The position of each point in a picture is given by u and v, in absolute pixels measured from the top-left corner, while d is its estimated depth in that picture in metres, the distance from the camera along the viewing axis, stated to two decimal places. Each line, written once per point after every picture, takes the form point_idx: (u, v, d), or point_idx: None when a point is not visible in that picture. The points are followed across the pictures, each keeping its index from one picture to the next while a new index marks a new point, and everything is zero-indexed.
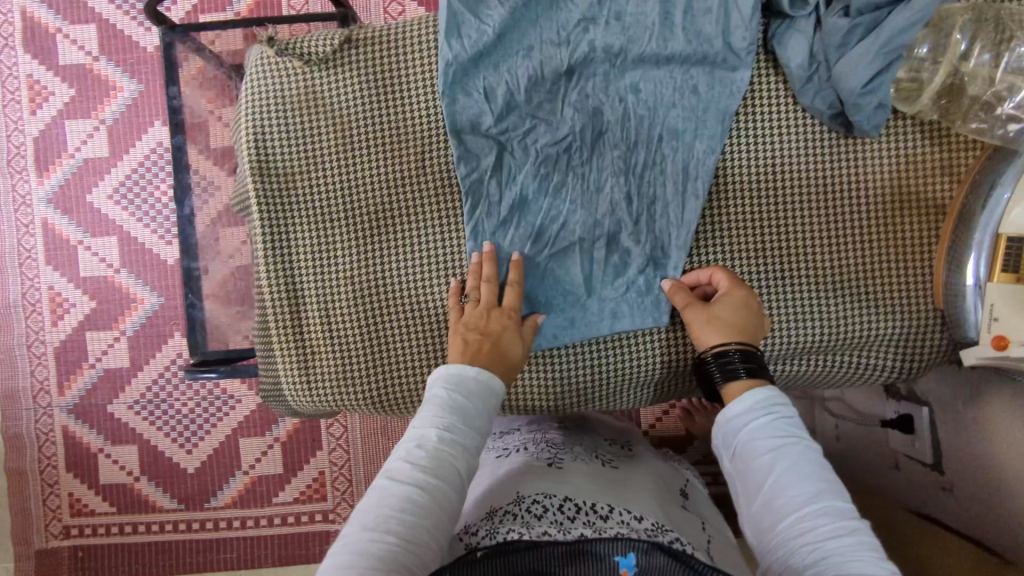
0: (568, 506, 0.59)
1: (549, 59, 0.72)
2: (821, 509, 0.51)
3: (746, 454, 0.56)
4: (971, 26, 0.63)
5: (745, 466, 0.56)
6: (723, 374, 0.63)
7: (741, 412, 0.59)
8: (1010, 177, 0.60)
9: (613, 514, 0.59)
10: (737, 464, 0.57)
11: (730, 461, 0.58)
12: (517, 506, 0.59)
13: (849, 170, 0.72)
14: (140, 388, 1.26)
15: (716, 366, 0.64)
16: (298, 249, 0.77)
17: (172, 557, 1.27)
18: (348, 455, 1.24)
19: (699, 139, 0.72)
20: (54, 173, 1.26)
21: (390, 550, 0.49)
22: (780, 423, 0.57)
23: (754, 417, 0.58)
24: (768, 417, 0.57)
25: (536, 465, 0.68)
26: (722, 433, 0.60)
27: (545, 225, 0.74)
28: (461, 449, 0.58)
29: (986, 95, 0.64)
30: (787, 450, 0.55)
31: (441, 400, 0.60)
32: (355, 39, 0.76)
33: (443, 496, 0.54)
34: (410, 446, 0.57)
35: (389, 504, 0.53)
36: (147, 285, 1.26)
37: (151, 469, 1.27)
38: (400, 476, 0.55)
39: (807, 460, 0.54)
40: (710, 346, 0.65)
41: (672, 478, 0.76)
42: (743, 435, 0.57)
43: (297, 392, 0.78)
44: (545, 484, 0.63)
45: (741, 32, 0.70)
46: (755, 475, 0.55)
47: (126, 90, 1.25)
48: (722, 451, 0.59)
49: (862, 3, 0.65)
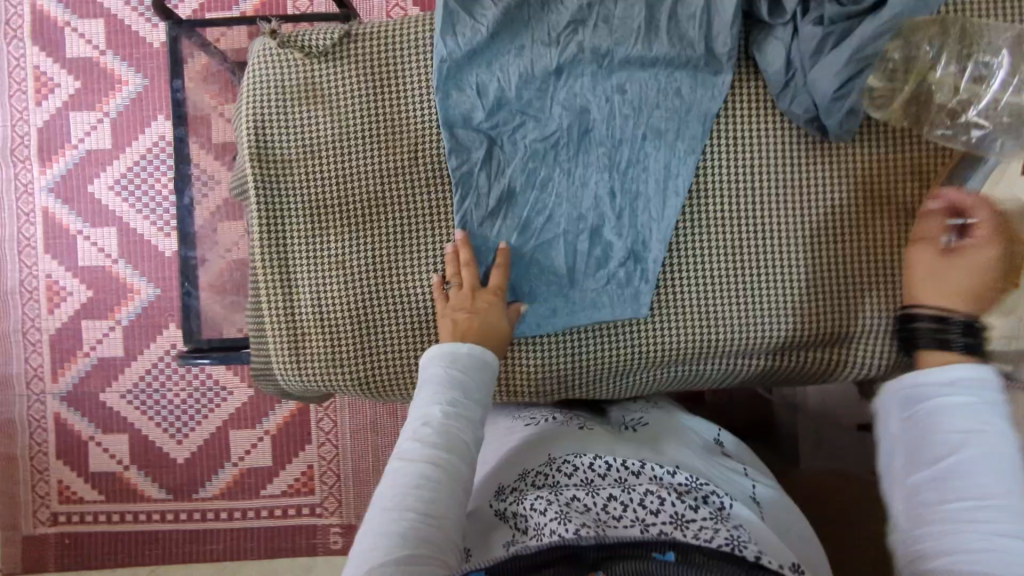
0: (599, 463, 0.63)
1: (539, 58, 0.76)
2: (1004, 508, 0.46)
3: (931, 424, 0.51)
4: (938, 40, 0.68)
5: (924, 436, 0.51)
6: (936, 340, 0.58)
7: (937, 381, 0.52)
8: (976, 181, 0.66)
9: (645, 469, 0.62)
10: (913, 431, 0.52)
11: (901, 424, 0.53)
12: (548, 467, 0.63)
13: (824, 172, 0.75)
14: (133, 376, 1.28)
15: (932, 333, 0.58)
16: (293, 235, 0.80)
17: (158, 546, 1.28)
18: (337, 449, 1.25)
19: (681, 139, 0.75)
20: (57, 164, 1.29)
21: (414, 526, 0.52)
22: (981, 405, 0.50)
23: (946, 391, 0.52)
24: (972, 396, 0.51)
25: (567, 428, 0.70)
26: (902, 393, 0.54)
27: (532, 217, 0.77)
28: (465, 420, 0.60)
29: (952, 102, 0.69)
30: (983, 436, 0.49)
31: (441, 379, 0.63)
32: (355, 34, 0.79)
33: (454, 468, 0.57)
34: (417, 425, 0.59)
35: (405, 482, 0.55)
36: (144, 275, 1.28)
37: (142, 458, 1.29)
38: (411, 455, 0.57)
39: (1001, 451, 0.48)
40: (927, 310, 0.60)
41: (706, 427, 0.76)
42: (931, 405, 0.51)
43: (287, 371, 0.80)
44: (576, 445, 0.66)
45: (723, 37, 0.73)
46: (934, 449, 0.50)
47: (131, 84, 1.28)
48: (892, 411, 0.54)
49: (835, 12, 0.68)
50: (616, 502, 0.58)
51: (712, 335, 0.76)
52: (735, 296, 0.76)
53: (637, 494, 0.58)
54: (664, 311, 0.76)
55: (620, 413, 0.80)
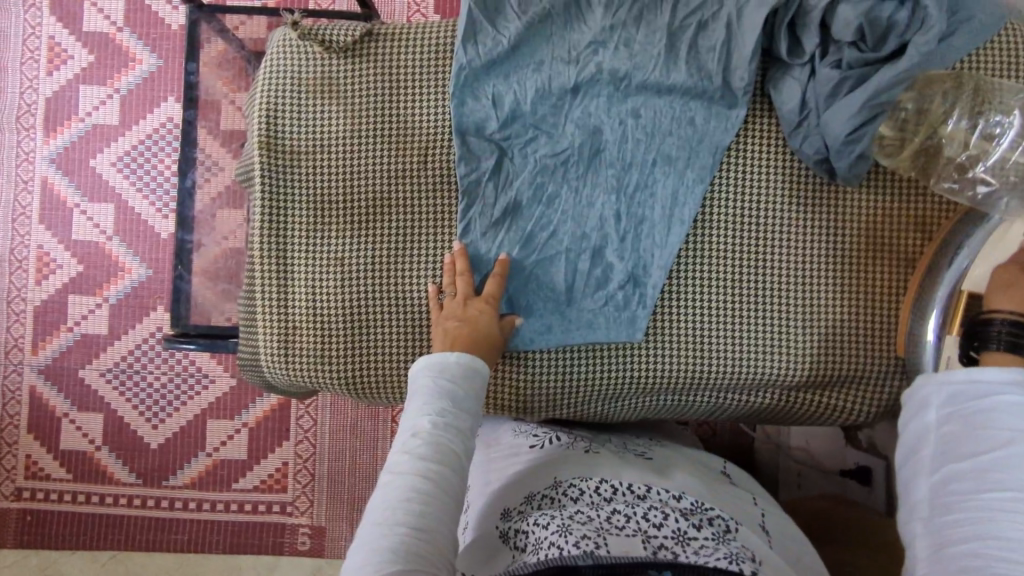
0: (605, 487, 0.63)
1: (557, 74, 0.76)
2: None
3: (977, 420, 0.49)
4: (952, 95, 0.67)
5: (966, 429, 0.49)
6: (1009, 343, 0.52)
7: (987, 382, 0.50)
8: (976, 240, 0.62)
9: (651, 493, 0.62)
10: (951, 425, 0.51)
11: (942, 418, 0.51)
12: (555, 490, 0.63)
13: (828, 214, 0.75)
14: (115, 356, 1.26)
15: (1006, 334, 0.52)
16: (294, 226, 0.79)
17: (121, 532, 1.25)
18: (314, 449, 1.23)
19: (691, 168, 0.76)
20: (61, 135, 1.28)
21: (404, 541, 0.52)
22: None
23: (996, 390, 0.49)
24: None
25: (572, 452, 0.70)
26: (948, 389, 0.52)
27: (536, 231, 0.77)
28: (455, 431, 0.60)
29: (961, 157, 0.67)
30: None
31: (429, 389, 0.62)
32: (376, 33, 0.80)
33: (445, 480, 0.56)
34: (406, 437, 0.59)
35: (395, 496, 0.55)
36: (136, 255, 1.27)
37: (114, 439, 1.26)
38: (401, 468, 0.56)
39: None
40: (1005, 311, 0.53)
41: (711, 460, 0.76)
42: (979, 402, 0.49)
43: (273, 363, 0.79)
44: (581, 468, 0.66)
45: (740, 72, 0.73)
46: (973, 443, 0.48)
47: (145, 63, 1.27)
48: (933, 403, 0.53)
49: (854, 57, 0.68)
50: (620, 515, 0.58)
51: (704, 366, 0.76)
52: (730, 328, 0.76)
53: (641, 509, 0.58)
54: (659, 337, 0.76)
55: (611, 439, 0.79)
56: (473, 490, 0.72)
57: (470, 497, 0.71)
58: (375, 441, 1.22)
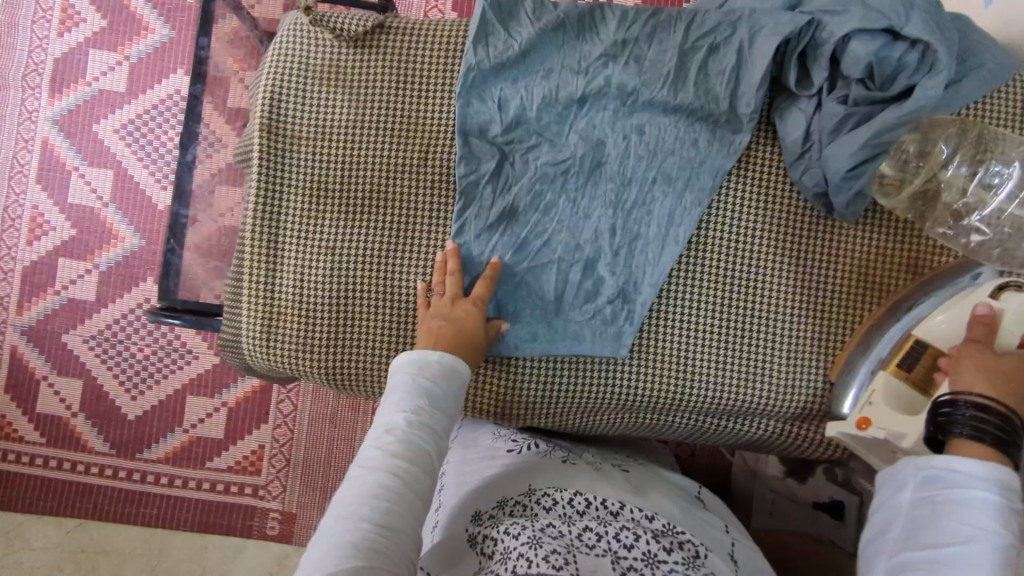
0: (579, 499, 0.62)
1: (565, 84, 0.76)
2: None
3: (946, 511, 0.49)
4: (955, 139, 0.68)
5: (934, 518, 0.49)
6: (972, 426, 0.52)
7: (962, 474, 0.50)
8: (943, 294, 0.66)
9: (624, 511, 0.62)
10: (922, 511, 0.51)
11: (914, 501, 0.52)
12: (528, 497, 0.63)
13: (822, 247, 0.75)
14: (99, 323, 1.25)
15: (972, 421, 0.52)
16: (288, 210, 0.78)
17: (89, 501, 1.24)
18: (291, 434, 1.22)
19: (690, 190, 0.76)
20: (66, 97, 1.27)
21: (367, 536, 0.51)
22: (1004, 510, 0.48)
23: (969, 484, 0.49)
24: (997, 500, 0.48)
25: (548, 461, 0.70)
26: (923, 473, 0.52)
27: (530, 238, 0.77)
28: (429, 431, 0.60)
29: (958, 204, 0.68)
30: (995, 540, 0.47)
31: (406, 386, 0.62)
32: (387, 26, 0.79)
33: (414, 479, 0.56)
34: (380, 432, 0.59)
35: (362, 491, 0.54)
36: (130, 224, 1.26)
37: (91, 407, 1.25)
38: (371, 463, 0.56)
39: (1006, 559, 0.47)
40: (972, 392, 0.53)
41: (685, 483, 0.76)
42: (952, 493, 0.50)
43: (255, 347, 0.78)
44: (555, 479, 0.66)
45: (748, 98, 0.73)
46: (937, 534, 0.49)
47: (157, 33, 1.26)
48: (910, 484, 0.53)
49: (861, 94, 0.68)
50: (591, 533, 0.57)
51: (685, 389, 0.76)
52: (714, 353, 0.76)
53: (613, 528, 0.58)
54: (642, 355, 0.76)
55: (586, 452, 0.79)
56: (444, 488, 0.72)
57: (442, 495, 0.71)
58: (354, 432, 1.21)
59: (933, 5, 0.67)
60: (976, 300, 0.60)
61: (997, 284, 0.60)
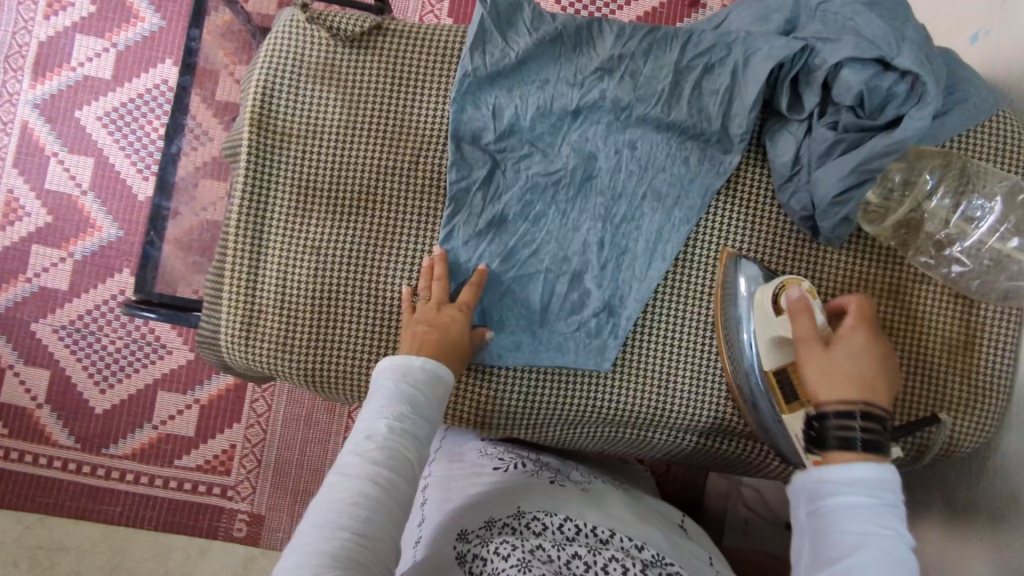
0: (569, 526, 0.62)
1: (560, 95, 0.76)
2: None
3: (833, 522, 0.52)
4: (939, 170, 0.71)
5: (826, 533, 0.52)
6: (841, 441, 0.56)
7: (839, 478, 0.54)
8: (741, 312, 0.70)
9: (614, 540, 0.61)
10: (818, 527, 0.53)
11: (808, 518, 0.54)
12: (518, 520, 0.62)
13: (804, 269, 0.76)
14: (71, 313, 1.22)
15: (836, 435, 0.56)
16: (275, 208, 0.77)
17: (50, 495, 1.20)
18: (263, 435, 1.20)
19: (679, 208, 0.76)
20: (49, 81, 1.24)
21: (344, 546, 0.50)
22: (881, 506, 0.51)
23: (850, 488, 0.53)
24: (877, 497, 0.52)
25: (537, 481, 0.70)
26: (806, 489, 0.55)
27: (518, 247, 0.76)
28: (411, 438, 0.59)
29: (940, 234, 0.72)
30: (878, 539, 0.50)
31: (390, 392, 0.61)
32: (385, 28, 0.79)
33: (395, 489, 0.55)
34: (361, 438, 0.58)
35: (341, 498, 0.53)
36: (109, 214, 1.23)
37: (58, 399, 1.22)
38: (350, 471, 0.55)
39: (897, 557, 0.49)
40: (832, 404, 0.58)
41: (669, 512, 0.75)
42: (833, 503, 0.53)
43: (233, 344, 0.77)
44: (544, 501, 0.65)
45: (739, 120, 0.74)
46: (836, 546, 0.50)
47: (147, 22, 1.25)
48: (801, 504, 0.55)
49: (850, 121, 0.69)
50: (580, 561, 0.57)
51: (663, 405, 0.76)
52: (694, 370, 0.76)
53: (602, 558, 0.57)
54: (625, 369, 0.76)
55: (565, 463, 0.79)
56: (429, 503, 0.70)
57: (425, 509, 0.70)
58: (328, 435, 1.19)
59: (923, 38, 0.68)
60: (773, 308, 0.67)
61: (777, 287, 0.67)
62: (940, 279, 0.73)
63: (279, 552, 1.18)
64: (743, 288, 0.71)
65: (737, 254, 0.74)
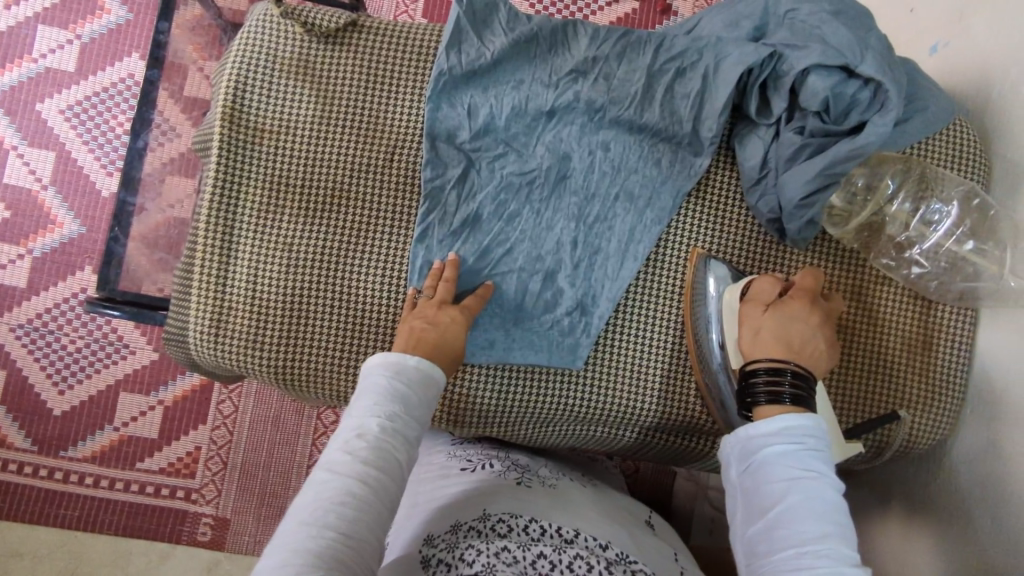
0: (534, 527, 0.61)
1: (535, 96, 0.77)
2: (825, 550, 0.51)
3: (760, 474, 0.56)
4: (900, 175, 0.74)
5: (756, 485, 0.56)
6: (769, 396, 0.60)
7: (763, 433, 0.57)
8: (710, 312, 0.73)
9: (579, 539, 0.61)
10: (748, 481, 0.57)
11: (739, 475, 0.58)
12: (483, 523, 0.61)
13: (771, 270, 0.78)
14: (29, 311, 1.18)
15: (765, 390, 0.61)
16: (246, 203, 0.76)
17: (5, 500, 1.16)
18: (230, 437, 1.18)
19: (650, 209, 0.77)
20: (8, 72, 1.21)
21: (330, 546, 0.50)
22: (804, 453, 0.55)
23: (772, 441, 0.57)
24: (799, 444, 0.56)
25: (505, 483, 0.69)
26: (736, 448, 0.59)
27: (492, 246, 0.77)
28: (402, 439, 0.58)
29: (901, 236, 0.75)
30: (804, 484, 0.54)
31: (384, 389, 0.60)
32: (360, 24, 0.79)
33: (384, 488, 0.55)
34: (350, 436, 0.56)
35: (328, 497, 0.53)
36: (72, 210, 1.20)
37: (14, 400, 1.18)
38: (339, 469, 0.54)
39: (822, 498, 0.53)
40: (763, 360, 0.62)
41: (637, 510, 0.76)
42: (759, 457, 0.57)
43: (201, 341, 0.75)
44: (510, 504, 0.65)
45: (709, 123, 0.76)
46: (766, 498, 0.55)
47: (113, 14, 1.22)
48: (733, 463, 0.59)
49: (815, 126, 0.71)
50: (545, 561, 0.56)
51: (633, 403, 0.77)
52: (664, 368, 0.77)
53: (567, 557, 0.57)
54: (597, 367, 0.77)
55: (535, 462, 0.79)
56: (401, 508, 0.71)
57: (399, 514, 0.70)
58: (298, 437, 1.18)
59: (886, 48, 0.70)
60: (733, 299, 0.70)
61: (743, 284, 0.71)
62: (901, 281, 0.76)
63: (245, 556, 1.16)
64: (713, 288, 0.73)
65: (706, 254, 0.76)
